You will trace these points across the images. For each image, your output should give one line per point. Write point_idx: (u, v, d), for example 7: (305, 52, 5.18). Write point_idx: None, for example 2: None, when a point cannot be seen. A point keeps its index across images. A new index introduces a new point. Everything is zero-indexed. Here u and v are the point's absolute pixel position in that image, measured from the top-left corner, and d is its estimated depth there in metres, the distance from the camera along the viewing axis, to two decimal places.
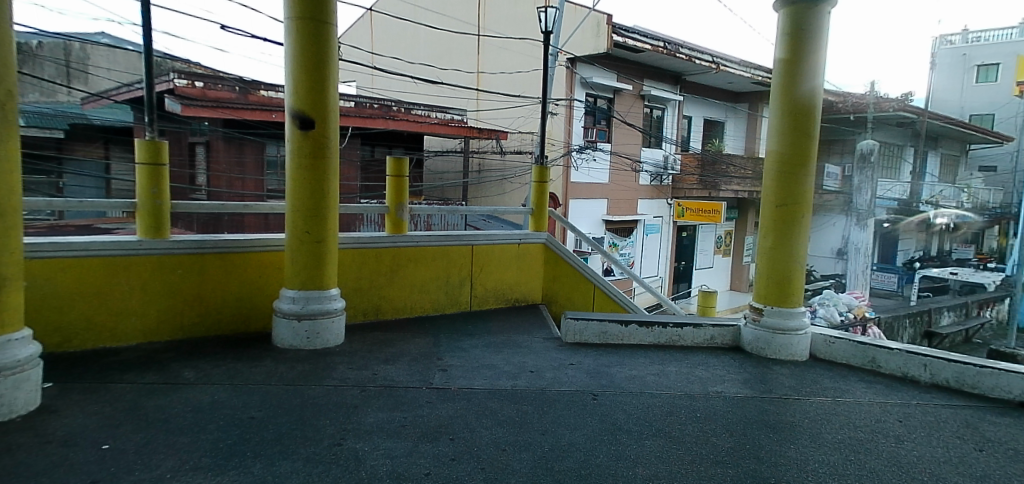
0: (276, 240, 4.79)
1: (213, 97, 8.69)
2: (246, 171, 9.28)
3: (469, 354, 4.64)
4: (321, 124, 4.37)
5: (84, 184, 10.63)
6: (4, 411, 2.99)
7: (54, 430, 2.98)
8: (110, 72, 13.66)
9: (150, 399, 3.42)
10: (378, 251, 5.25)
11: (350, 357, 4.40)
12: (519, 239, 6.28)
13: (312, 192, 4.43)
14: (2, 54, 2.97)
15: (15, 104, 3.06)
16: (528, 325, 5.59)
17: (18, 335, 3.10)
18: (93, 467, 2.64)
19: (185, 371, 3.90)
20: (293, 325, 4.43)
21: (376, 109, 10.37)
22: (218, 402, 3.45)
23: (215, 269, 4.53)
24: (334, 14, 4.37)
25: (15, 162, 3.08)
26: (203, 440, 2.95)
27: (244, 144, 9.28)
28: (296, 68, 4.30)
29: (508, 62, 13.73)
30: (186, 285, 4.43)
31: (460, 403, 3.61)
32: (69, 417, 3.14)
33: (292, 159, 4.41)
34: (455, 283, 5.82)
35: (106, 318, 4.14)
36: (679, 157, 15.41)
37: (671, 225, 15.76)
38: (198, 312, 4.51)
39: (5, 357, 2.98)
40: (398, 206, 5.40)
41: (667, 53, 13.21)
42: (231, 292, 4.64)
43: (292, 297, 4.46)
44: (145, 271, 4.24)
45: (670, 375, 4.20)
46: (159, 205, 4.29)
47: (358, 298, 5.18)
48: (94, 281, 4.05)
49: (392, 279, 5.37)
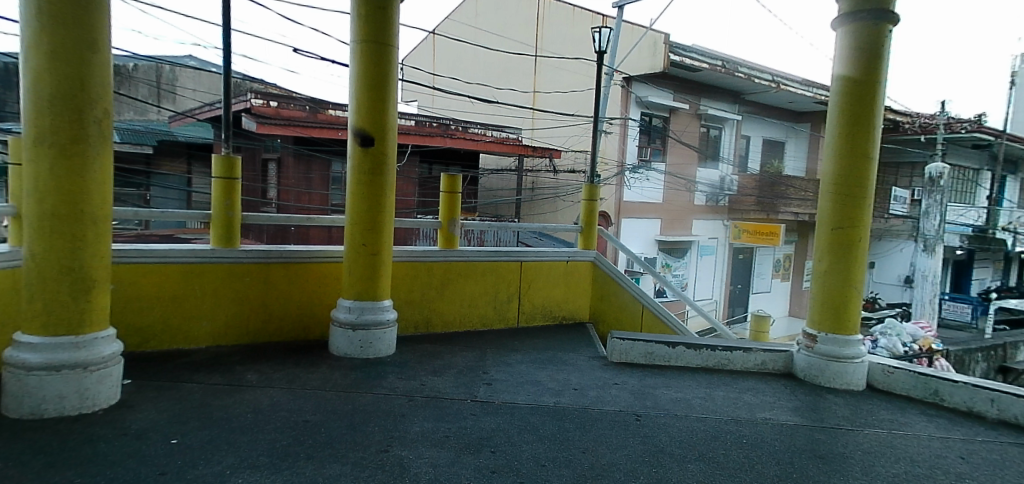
0: (335, 251, 5.03)
1: (286, 116, 9.18)
2: (313, 186, 9.77)
3: (514, 369, 4.72)
4: (381, 142, 4.61)
5: (168, 196, 11.54)
6: (90, 403, 3.32)
7: (131, 423, 3.26)
8: (194, 93, 14.86)
9: (216, 399, 3.68)
10: (429, 265, 5.42)
11: (400, 367, 4.56)
12: (568, 257, 6.27)
13: (369, 207, 4.65)
14: (101, 75, 3.33)
15: (111, 121, 3.43)
16: (575, 343, 5.62)
17: (104, 333, 3.43)
18: (164, 460, 2.87)
19: (248, 373, 4.17)
20: (348, 334, 4.65)
21: (436, 128, 10.71)
22: (277, 405, 3.68)
23: (279, 278, 4.81)
24: (395, 36, 4.62)
25: (108, 174, 3.45)
26: (261, 440, 3.16)
27: (312, 161, 9.74)
28: (359, 88, 4.56)
29: (564, 83, 13.94)
30: (252, 292, 4.72)
31: (503, 417, 3.69)
32: (144, 412, 3.42)
33: (353, 174, 4.66)
34: (503, 299, 5.90)
35: (180, 321, 4.48)
36: (737, 178, 15.04)
37: (727, 247, 15.32)
38: (262, 318, 4.79)
39: (91, 354, 3.31)
40: (449, 221, 5.56)
41: (725, 72, 13.05)
42: (293, 300, 4.91)
43: (348, 307, 4.68)
44: (216, 278, 4.56)
45: (717, 399, 4.12)
46: (231, 216, 4.62)
47: (410, 311, 5.37)
48: (169, 284, 4.39)
49: (442, 294, 5.52)
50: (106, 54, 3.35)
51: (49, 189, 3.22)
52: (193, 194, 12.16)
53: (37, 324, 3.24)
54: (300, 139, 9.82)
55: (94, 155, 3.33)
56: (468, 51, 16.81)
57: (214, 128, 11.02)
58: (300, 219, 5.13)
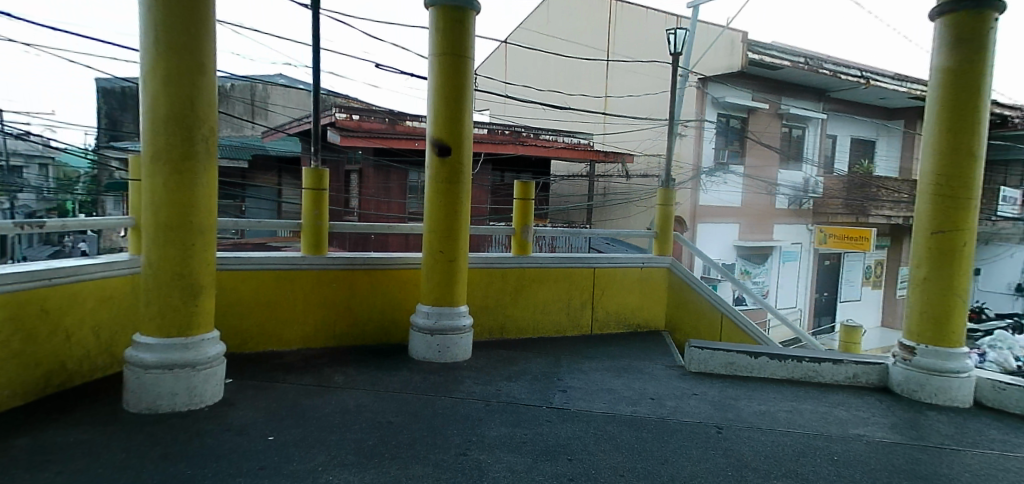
0: (414, 258, 5.21)
1: (367, 128, 9.60)
2: (392, 195, 10.18)
3: (589, 377, 4.71)
4: (457, 152, 4.75)
5: (261, 206, 12.39)
6: (197, 400, 3.62)
7: (233, 419, 3.53)
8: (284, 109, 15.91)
9: (307, 399, 3.92)
10: (504, 271, 5.51)
11: (477, 372, 4.66)
12: (642, 263, 6.18)
13: (446, 215, 4.80)
14: (208, 97, 3.64)
15: (217, 139, 3.75)
16: (650, 351, 5.54)
17: (209, 335, 3.73)
18: (263, 455, 3.09)
19: (336, 375, 4.41)
20: (426, 339, 4.81)
21: (508, 136, 10.87)
22: (362, 406, 3.86)
23: (362, 284, 5.04)
24: (471, 48, 4.76)
25: (214, 187, 3.77)
26: (349, 440, 3.33)
27: (391, 171, 10.13)
28: (437, 99, 4.73)
29: (636, 87, 13.77)
30: (338, 297, 4.98)
31: (578, 424, 3.70)
32: (245, 409, 3.69)
33: (431, 184, 4.83)
34: (576, 306, 5.90)
35: (274, 324, 4.78)
36: (822, 180, 14.28)
37: (812, 252, 14.48)
38: (347, 323, 5.04)
39: (198, 354, 3.61)
40: (523, 227, 5.62)
41: (808, 69, 12.42)
42: (375, 305, 5.12)
43: (426, 313, 4.84)
44: (306, 284, 4.84)
45: (804, 413, 3.94)
46: (319, 224, 4.88)
47: (485, 317, 5.48)
48: (265, 290, 4.71)
49: (516, 300, 5.60)
50: (213, 79, 3.66)
51: (162, 201, 3.55)
52: (283, 205, 12.98)
53: (153, 325, 3.57)
54: (380, 150, 10.21)
55: (203, 171, 3.65)
56: (539, 58, 16.93)
57: (302, 142, 11.74)
58: (381, 227, 5.36)
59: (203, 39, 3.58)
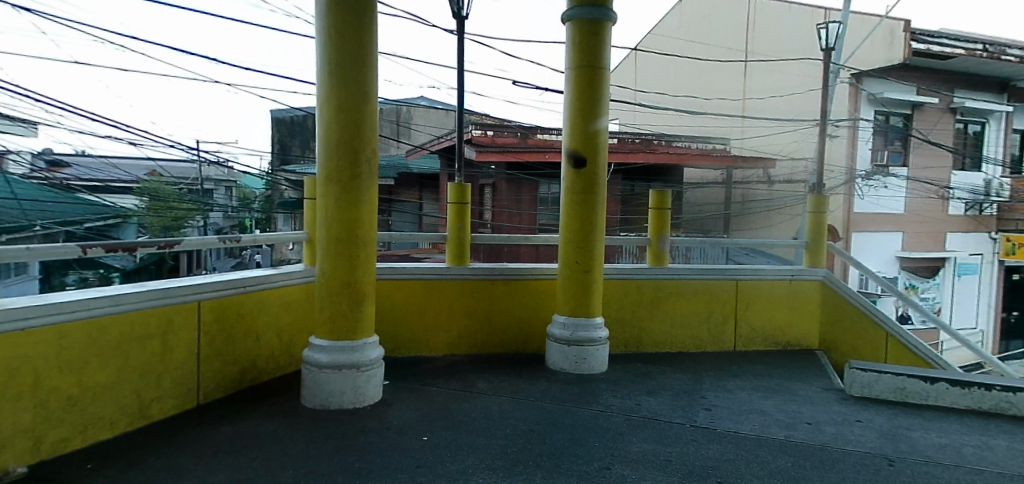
0: (551, 269, 5.29)
1: (500, 143, 10.06)
2: (523, 207, 10.36)
3: (735, 396, 4.48)
4: (593, 163, 4.77)
5: (405, 220, 13.34)
6: (361, 398, 3.97)
7: (391, 418, 3.82)
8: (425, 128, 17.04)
9: (455, 403, 4.13)
10: (640, 283, 5.43)
11: (615, 385, 4.63)
12: (791, 275, 5.76)
13: (582, 226, 4.83)
14: (369, 121, 3.99)
15: (377, 160, 4.09)
16: (803, 371, 5.14)
17: (370, 339, 4.07)
18: (418, 454, 3.30)
19: (479, 381, 4.60)
20: (564, 349, 4.85)
21: (637, 145, 10.74)
22: (505, 413, 3.99)
23: (502, 294, 5.22)
24: (606, 58, 4.77)
25: (374, 204, 4.12)
26: (494, 445, 3.45)
27: (522, 183, 10.37)
28: (572, 111, 4.79)
29: (778, 87, 12.98)
30: (480, 306, 5.20)
31: (726, 446, 3.52)
32: (401, 409, 3.98)
33: (567, 195, 4.89)
34: (718, 320, 5.64)
35: (423, 331, 5.11)
36: (1009, 182, 12.51)
37: (998, 265, 12.69)
38: (488, 331, 5.24)
39: (362, 357, 3.96)
40: (659, 237, 5.50)
41: (988, 57, 11.07)
42: (514, 315, 5.27)
43: (563, 324, 4.89)
44: (451, 293, 5.12)
45: (998, 451, 3.43)
46: (462, 236, 5.13)
47: (621, 330, 5.43)
48: (415, 298, 5.05)
49: (653, 312, 5.48)
50: (373, 105, 4.01)
51: (333, 217, 3.96)
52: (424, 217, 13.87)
53: (325, 329, 3.98)
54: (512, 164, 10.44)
55: (365, 190, 4.01)
56: (671, 63, 16.59)
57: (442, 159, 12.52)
58: (519, 238, 5.52)
59: (367, 70, 3.94)
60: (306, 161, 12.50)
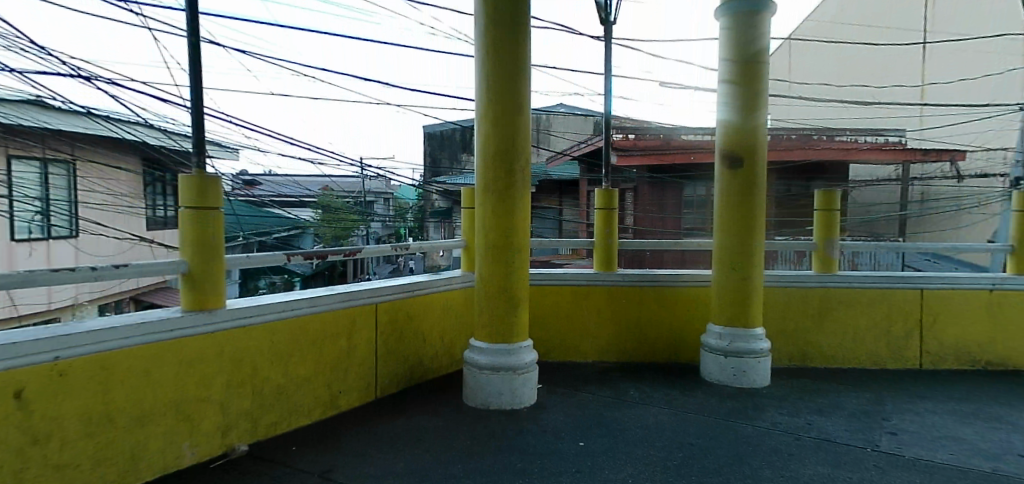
0: (704, 276, 5.08)
1: (642, 147, 9.81)
2: (667, 211, 10.22)
3: (925, 420, 3.98)
4: (750, 163, 4.51)
5: (546, 226, 13.65)
6: (518, 401, 4.09)
7: (547, 422, 3.89)
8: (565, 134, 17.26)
9: (609, 411, 4.11)
10: (804, 291, 5.05)
11: (780, 401, 4.32)
12: (993, 284, 5.00)
13: (739, 230, 4.59)
14: (523, 131, 4.12)
15: (530, 169, 4.21)
16: (1013, 396, 4.43)
17: (525, 343, 4.19)
18: (576, 459, 3.33)
19: (631, 389, 4.53)
20: (720, 360, 4.62)
21: (795, 142, 10.07)
22: (661, 424, 3.89)
23: (652, 302, 5.11)
24: (765, 53, 4.50)
25: (528, 212, 4.24)
26: (652, 456, 3.38)
27: (666, 187, 10.22)
28: (727, 110, 4.57)
29: (965, 69, 11.52)
30: (629, 313, 5.13)
31: (920, 476, 3.13)
32: (555, 413, 4.04)
33: (721, 198, 4.67)
34: (899, 335, 5.05)
35: (573, 337, 5.16)
36: None
37: None
38: (638, 339, 5.15)
39: (518, 360, 4.08)
40: (826, 241, 5.07)
41: None
42: (665, 323, 5.12)
43: (719, 333, 4.67)
44: (600, 299, 5.12)
45: None
46: (610, 242, 5.11)
47: (783, 342, 5.07)
48: (564, 304, 5.14)
49: (820, 324, 5.06)
50: (526, 115, 4.13)
51: (490, 225, 4.15)
52: (565, 223, 14.10)
53: (484, 332, 4.18)
54: (655, 167, 10.37)
55: (519, 198, 4.14)
56: (831, 51, 15.36)
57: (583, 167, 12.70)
58: (668, 245, 5.38)
59: (522, 83, 4.09)
60: (455, 173, 13.28)
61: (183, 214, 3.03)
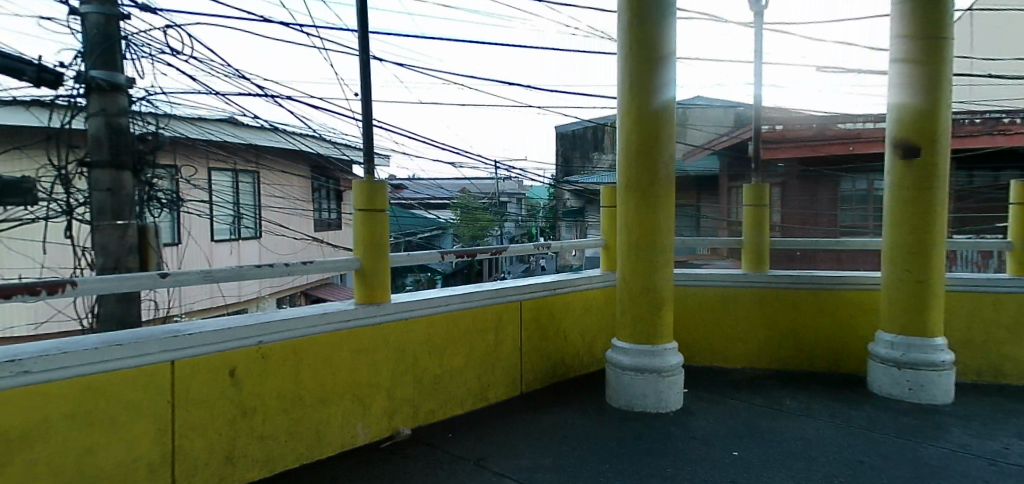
0: (871, 278, 4.59)
1: (792, 137, 9.25)
2: (820, 207, 9.51)
3: None
4: (930, 151, 4.01)
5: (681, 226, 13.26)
6: (663, 404, 3.97)
7: (695, 427, 3.74)
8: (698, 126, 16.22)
9: (763, 421, 3.85)
10: (998, 297, 4.39)
11: (970, 421, 3.78)
12: None
13: (914, 227, 4.08)
14: (669, 126, 3.99)
15: (676, 165, 4.06)
16: None
17: (670, 346, 4.05)
18: (729, 468, 3.16)
19: (787, 399, 4.22)
20: (893, 372, 4.15)
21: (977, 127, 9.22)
22: (824, 437, 3.57)
23: (809, 305, 4.72)
24: (949, 26, 3.99)
25: (673, 209, 4.10)
26: (816, 471, 3.11)
27: (819, 181, 9.58)
28: (901, 94, 4.11)
29: None
30: (782, 317, 4.79)
31: None
32: (704, 420, 3.87)
33: (892, 191, 4.19)
34: None
35: (719, 340, 4.94)
36: None
37: None
38: (793, 345, 4.78)
39: (664, 363, 3.96)
40: None
41: None
42: (824, 329, 4.71)
43: (890, 342, 4.20)
44: (749, 302, 4.84)
45: None
46: (761, 241, 4.80)
47: (971, 354, 4.44)
48: (709, 306, 4.93)
49: (1021, 335, 4.36)
50: (673, 109, 4.00)
51: (633, 224, 4.07)
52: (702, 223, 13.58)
53: (628, 332, 4.11)
54: (806, 159, 9.58)
55: (664, 195, 4.02)
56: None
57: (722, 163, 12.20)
58: (828, 244, 4.95)
59: (668, 76, 3.97)
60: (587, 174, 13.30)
61: (357, 215, 3.32)
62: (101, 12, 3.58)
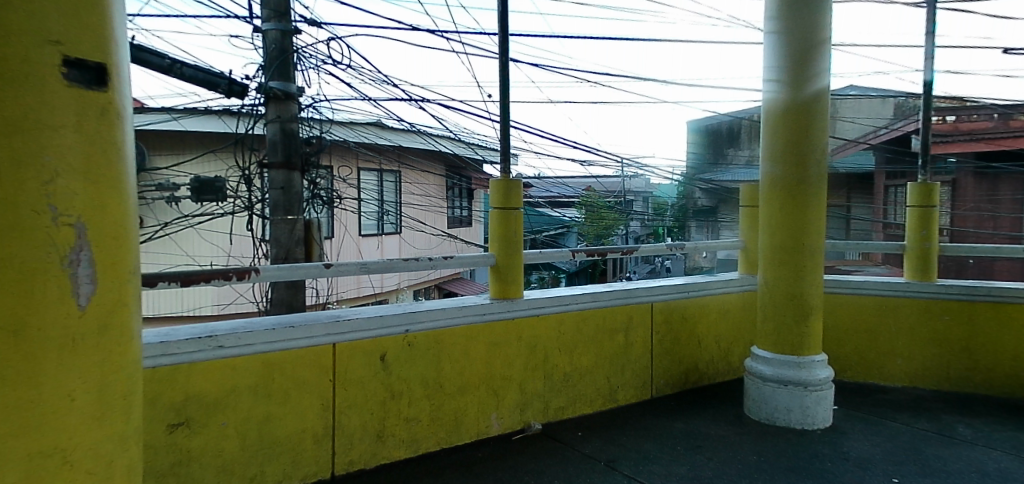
0: None
1: (966, 129, 8.53)
2: (1002, 208, 8.42)
3: None
4: None
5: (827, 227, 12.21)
6: (809, 420, 3.67)
7: (846, 448, 3.41)
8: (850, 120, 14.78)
9: (929, 447, 3.42)
10: None
11: None
12: None
13: None
14: (820, 120, 3.67)
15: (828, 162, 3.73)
16: None
17: (817, 357, 3.73)
18: None
19: (960, 426, 3.71)
20: None
21: None
22: (1009, 472, 3.09)
23: (989, 320, 4.12)
24: None
25: (823, 211, 3.77)
26: None
27: (999, 181, 8.59)
28: None
29: None
30: (955, 333, 4.22)
31: None
32: (857, 441, 3.51)
33: None
34: None
35: (874, 355, 4.47)
36: None
37: None
38: (968, 365, 4.20)
39: (810, 376, 3.65)
40: None
41: None
42: (1009, 349, 4.07)
43: None
44: (913, 314, 4.33)
45: None
46: (928, 247, 4.27)
47: None
48: (864, 317, 4.49)
49: None
50: (825, 102, 3.67)
51: (777, 225, 3.80)
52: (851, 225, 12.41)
53: (769, 341, 3.85)
54: (981, 155, 8.85)
55: (813, 194, 3.70)
56: None
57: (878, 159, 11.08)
58: (1016, 250, 4.27)
59: (819, 66, 3.65)
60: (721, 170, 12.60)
61: (493, 213, 3.43)
62: (278, 29, 4.30)
